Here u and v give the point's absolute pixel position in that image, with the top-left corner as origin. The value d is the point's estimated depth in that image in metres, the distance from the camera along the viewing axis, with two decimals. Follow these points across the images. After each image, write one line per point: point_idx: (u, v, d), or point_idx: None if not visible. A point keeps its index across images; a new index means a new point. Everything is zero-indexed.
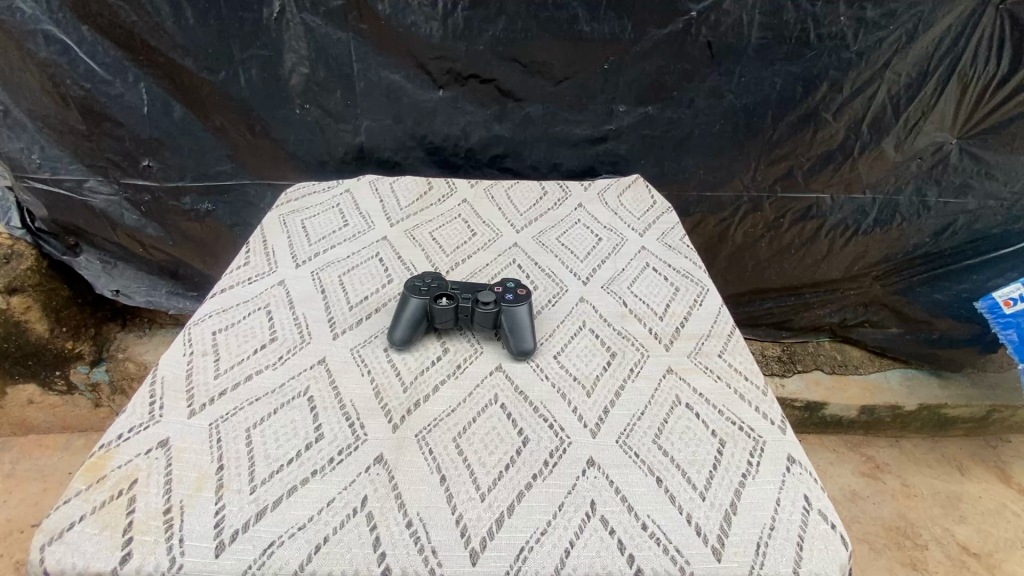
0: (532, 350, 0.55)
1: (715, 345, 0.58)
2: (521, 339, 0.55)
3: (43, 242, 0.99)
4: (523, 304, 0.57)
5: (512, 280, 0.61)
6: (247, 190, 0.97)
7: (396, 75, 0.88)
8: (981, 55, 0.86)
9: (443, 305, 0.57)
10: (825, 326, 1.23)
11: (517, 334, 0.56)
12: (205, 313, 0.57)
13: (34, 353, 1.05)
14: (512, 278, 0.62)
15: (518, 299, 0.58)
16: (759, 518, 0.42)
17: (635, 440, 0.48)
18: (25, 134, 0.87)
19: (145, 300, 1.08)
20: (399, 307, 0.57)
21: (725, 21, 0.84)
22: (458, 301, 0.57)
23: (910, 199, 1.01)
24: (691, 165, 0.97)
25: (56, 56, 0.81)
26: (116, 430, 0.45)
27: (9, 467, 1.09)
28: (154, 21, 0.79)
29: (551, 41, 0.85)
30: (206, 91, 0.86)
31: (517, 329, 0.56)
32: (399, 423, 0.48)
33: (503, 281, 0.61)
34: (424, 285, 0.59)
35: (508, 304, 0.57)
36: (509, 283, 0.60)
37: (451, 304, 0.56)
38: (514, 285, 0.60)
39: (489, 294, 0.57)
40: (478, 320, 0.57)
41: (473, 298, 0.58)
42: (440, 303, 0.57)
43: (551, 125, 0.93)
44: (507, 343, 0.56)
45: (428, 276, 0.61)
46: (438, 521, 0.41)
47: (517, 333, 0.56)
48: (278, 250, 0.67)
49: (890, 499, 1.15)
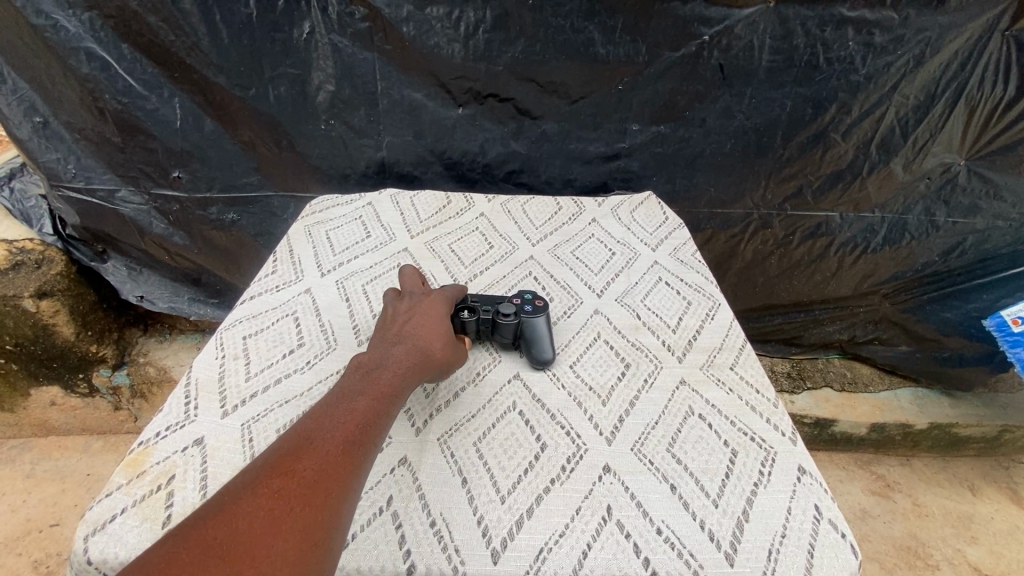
0: (551, 359, 0.57)
1: (727, 358, 0.59)
2: (540, 349, 0.57)
3: (73, 248, 1.04)
4: (540, 315, 0.59)
5: (530, 292, 0.63)
6: (271, 201, 1.01)
7: (418, 93, 0.91)
8: (988, 80, 0.87)
9: (464, 317, 0.58)
10: (835, 342, 1.25)
11: (537, 346, 0.57)
12: (236, 319, 0.60)
13: (59, 356, 1.06)
14: (531, 291, 0.64)
15: (537, 309, 0.60)
16: (771, 526, 0.44)
17: (649, 448, 0.49)
18: (62, 145, 0.91)
19: (168, 306, 1.12)
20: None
21: (736, 45, 0.86)
22: (479, 313, 0.59)
23: (918, 218, 1.02)
24: (702, 183, 1.00)
25: (96, 72, 0.84)
26: (154, 429, 0.48)
27: (30, 468, 1.12)
28: (191, 40, 0.83)
29: (567, 62, 0.87)
30: (237, 107, 0.89)
31: (538, 339, 0.58)
32: (421, 427, 0.50)
33: (521, 293, 0.63)
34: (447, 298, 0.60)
35: (527, 315, 0.58)
36: (528, 295, 0.62)
37: (473, 317, 0.58)
38: (532, 296, 0.62)
39: (509, 304, 0.59)
40: (499, 332, 0.58)
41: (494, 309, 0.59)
42: (462, 315, 0.58)
43: (566, 143, 0.96)
44: (526, 353, 0.58)
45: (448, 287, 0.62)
46: (460, 521, 0.43)
47: (536, 343, 0.57)
48: (304, 260, 0.69)
49: (900, 518, 1.15)
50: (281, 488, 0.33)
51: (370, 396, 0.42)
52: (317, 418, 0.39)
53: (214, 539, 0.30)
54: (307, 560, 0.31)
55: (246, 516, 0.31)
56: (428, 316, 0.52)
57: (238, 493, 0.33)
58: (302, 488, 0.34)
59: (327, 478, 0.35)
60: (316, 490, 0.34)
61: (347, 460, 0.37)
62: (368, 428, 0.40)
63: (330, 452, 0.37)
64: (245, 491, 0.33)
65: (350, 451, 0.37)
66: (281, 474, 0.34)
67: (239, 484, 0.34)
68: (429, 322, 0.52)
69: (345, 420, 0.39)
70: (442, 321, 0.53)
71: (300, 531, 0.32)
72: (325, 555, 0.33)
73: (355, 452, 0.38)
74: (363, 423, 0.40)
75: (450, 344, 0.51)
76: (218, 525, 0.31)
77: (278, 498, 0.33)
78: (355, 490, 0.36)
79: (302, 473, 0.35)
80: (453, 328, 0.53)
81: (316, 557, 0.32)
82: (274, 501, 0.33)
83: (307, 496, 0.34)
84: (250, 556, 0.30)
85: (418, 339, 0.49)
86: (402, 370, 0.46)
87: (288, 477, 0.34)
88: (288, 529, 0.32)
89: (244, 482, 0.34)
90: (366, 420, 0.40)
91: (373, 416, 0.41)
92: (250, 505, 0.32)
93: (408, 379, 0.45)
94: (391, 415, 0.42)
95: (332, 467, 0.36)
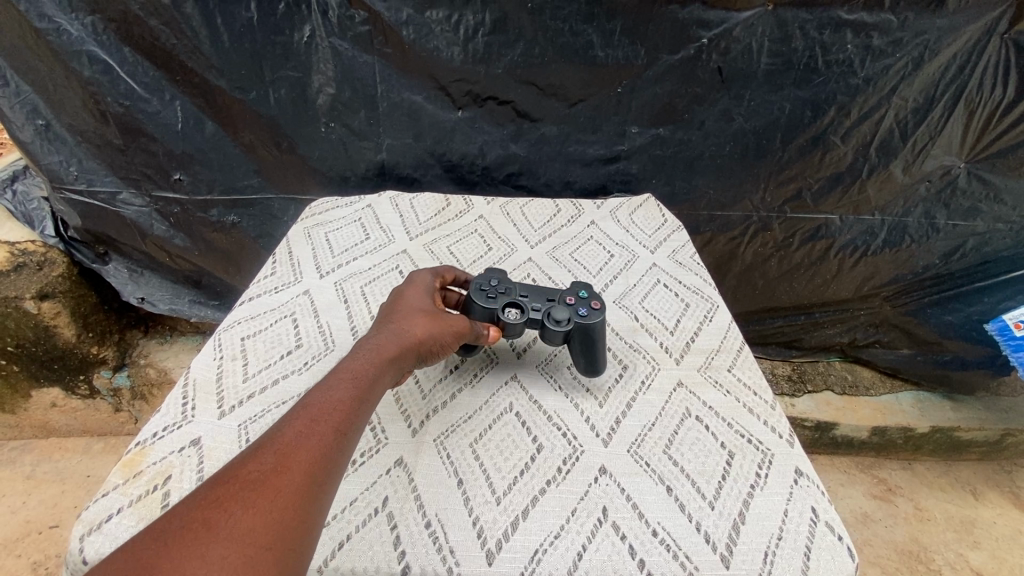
0: (601, 368, 0.55)
1: (724, 360, 0.59)
2: (593, 358, 0.54)
3: (75, 250, 1.04)
4: (597, 318, 0.55)
5: (586, 287, 0.58)
6: (271, 204, 1.02)
7: (418, 96, 0.91)
8: (987, 82, 0.87)
9: (513, 317, 0.55)
10: (835, 346, 1.24)
11: (592, 358, 0.54)
12: (234, 320, 0.60)
13: (60, 357, 1.06)
14: (587, 283, 0.59)
15: (592, 313, 0.55)
16: (767, 528, 0.44)
17: (646, 450, 0.49)
18: (64, 147, 0.92)
19: (169, 307, 1.13)
20: (468, 310, 0.56)
21: (735, 48, 0.86)
22: (528, 313, 0.56)
23: (918, 220, 1.02)
24: (701, 185, 1.00)
25: (99, 76, 0.85)
26: (151, 429, 0.48)
27: (30, 469, 1.12)
28: (192, 44, 0.83)
29: (566, 65, 0.87)
30: (238, 110, 0.90)
31: (592, 350, 0.54)
32: (418, 428, 0.50)
33: (576, 288, 0.58)
34: (494, 289, 0.56)
35: (581, 321, 0.54)
36: (583, 292, 0.57)
37: (521, 319, 0.55)
38: (588, 295, 0.57)
39: (563, 310, 0.55)
40: (549, 336, 0.56)
41: (545, 311, 0.56)
42: (509, 315, 0.55)
43: (565, 145, 0.97)
44: (579, 360, 0.55)
45: (491, 275, 0.58)
46: (455, 522, 0.43)
47: (590, 352, 0.54)
48: (303, 262, 0.70)
49: (902, 522, 1.14)
50: (224, 494, 0.31)
51: (330, 390, 0.40)
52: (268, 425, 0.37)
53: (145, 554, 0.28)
54: (254, 563, 0.29)
55: (182, 526, 0.29)
56: (401, 307, 0.50)
57: (177, 506, 0.31)
58: (246, 491, 0.31)
59: (276, 478, 0.33)
60: (263, 490, 0.32)
61: (301, 456, 0.34)
62: (325, 421, 0.37)
63: (281, 451, 0.34)
64: (183, 504, 0.31)
65: (305, 447, 0.35)
66: (224, 481, 0.32)
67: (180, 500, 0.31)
68: (401, 312, 0.49)
69: (300, 416, 0.37)
70: (415, 306, 0.50)
71: (244, 533, 0.29)
72: (281, 559, 0.30)
73: (311, 447, 0.35)
74: (319, 416, 0.37)
75: (429, 328, 0.48)
76: (150, 537, 0.29)
77: (219, 505, 0.30)
78: (314, 488, 0.34)
79: (246, 476, 0.32)
80: (431, 309, 0.50)
81: (268, 561, 0.29)
82: (213, 508, 0.30)
83: (252, 498, 0.31)
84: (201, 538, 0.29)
85: (387, 329, 0.47)
86: (368, 360, 0.43)
87: (232, 482, 0.32)
88: (228, 534, 0.29)
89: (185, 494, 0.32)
90: (323, 413, 0.38)
91: (332, 408, 0.38)
92: (188, 515, 0.30)
93: (377, 368, 0.43)
94: (355, 407, 0.39)
95: (284, 465, 0.33)
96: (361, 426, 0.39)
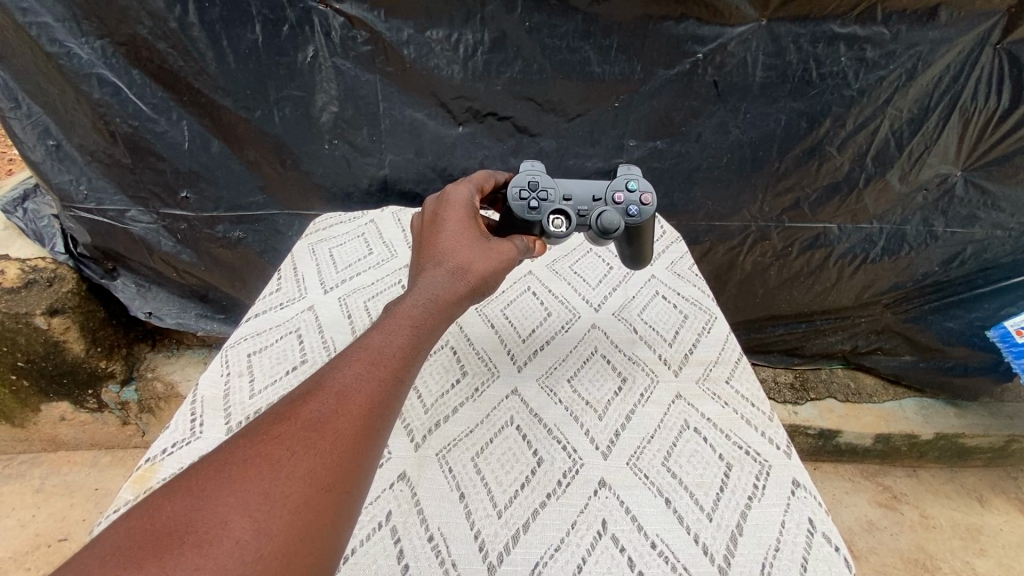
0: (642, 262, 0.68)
1: (722, 371, 0.60)
2: (639, 253, 0.66)
3: (84, 266, 1.06)
4: (644, 218, 0.61)
5: (633, 179, 0.61)
6: (276, 219, 1.04)
7: (419, 113, 0.93)
8: (981, 92, 0.87)
9: (560, 227, 0.59)
10: (837, 353, 1.25)
11: (640, 249, 0.65)
12: (241, 336, 0.62)
13: (69, 372, 1.08)
14: (634, 171, 0.62)
15: (640, 213, 0.61)
16: (764, 539, 0.45)
17: (644, 461, 0.50)
18: (75, 167, 0.94)
19: (176, 321, 1.15)
20: (517, 222, 0.59)
21: (731, 62, 0.87)
22: (576, 218, 0.60)
23: (916, 228, 1.03)
24: (699, 197, 1.02)
25: (108, 97, 0.87)
26: (161, 445, 0.50)
27: (39, 482, 1.13)
28: (199, 66, 0.85)
29: (564, 81, 0.89)
30: (243, 128, 0.92)
31: (639, 244, 0.64)
32: (420, 442, 0.51)
33: (624, 181, 0.61)
34: (539, 199, 0.59)
35: (630, 223, 0.61)
36: (632, 186, 0.61)
37: (569, 229, 0.59)
38: (636, 188, 0.61)
39: (613, 216, 0.59)
40: (597, 239, 0.61)
41: (595, 215, 0.60)
42: (557, 225, 0.59)
43: (564, 159, 0.98)
44: (627, 250, 0.66)
45: (536, 181, 0.60)
46: (458, 536, 0.44)
47: (638, 249, 0.65)
48: (307, 277, 0.71)
49: (907, 530, 1.13)
50: (285, 431, 0.32)
51: (386, 336, 0.40)
52: (326, 364, 0.38)
53: (213, 481, 0.29)
54: (314, 503, 0.30)
55: (246, 459, 0.31)
56: (451, 243, 0.49)
57: (241, 436, 0.32)
58: (306, 432, 0.32)
59: (335, 421, 0.34)
60: (323, 432, 0.33)
61: (357, 401, 0.35)
62: (383, 367, 0.38)
63: (341, 393, 0.35)
64: (249, 435, 0.32)
65: (362, 393, 0.36)
66: (286, 418, 0.33)
67: (245, 429, 0.33)
68: (452, 252, 0.48)
69: (356, 359, 0.38)
70: (467, 247, 0.49)
71: (304, 472, 0.31)
72: (338, 499, 0.31)
73: (368, 393, 0.36)
74: (377, 361, 0.38)
75: (477, 274, 0.48)
76: (216, 465, 0.30)
77: (281, 442, 0.32)
78: (369, 433, 0.35)
79: (307, 416, 0.33)
80: (482, 252, 0.50)
81: (326, 500, 0.31)
82: (275, 444, 0.32)
83: (311, 439, 0.32)
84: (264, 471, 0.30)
85: (440, 273, 0.47)
86: (423, 307, 0.43)
87: (293, 421, 0.33)
88: (289, 471, 0.31)
89: (248, 427, 0.33)
90: (381, 358, 0.38)
91: (388, 355, 0.39)
92: (253, 448, 0.31)
93: (431, 317, 0.43)
94: (410, 355, 0.40)
95: (342, 409, 0.34)
96: (415, 373, 0.40)
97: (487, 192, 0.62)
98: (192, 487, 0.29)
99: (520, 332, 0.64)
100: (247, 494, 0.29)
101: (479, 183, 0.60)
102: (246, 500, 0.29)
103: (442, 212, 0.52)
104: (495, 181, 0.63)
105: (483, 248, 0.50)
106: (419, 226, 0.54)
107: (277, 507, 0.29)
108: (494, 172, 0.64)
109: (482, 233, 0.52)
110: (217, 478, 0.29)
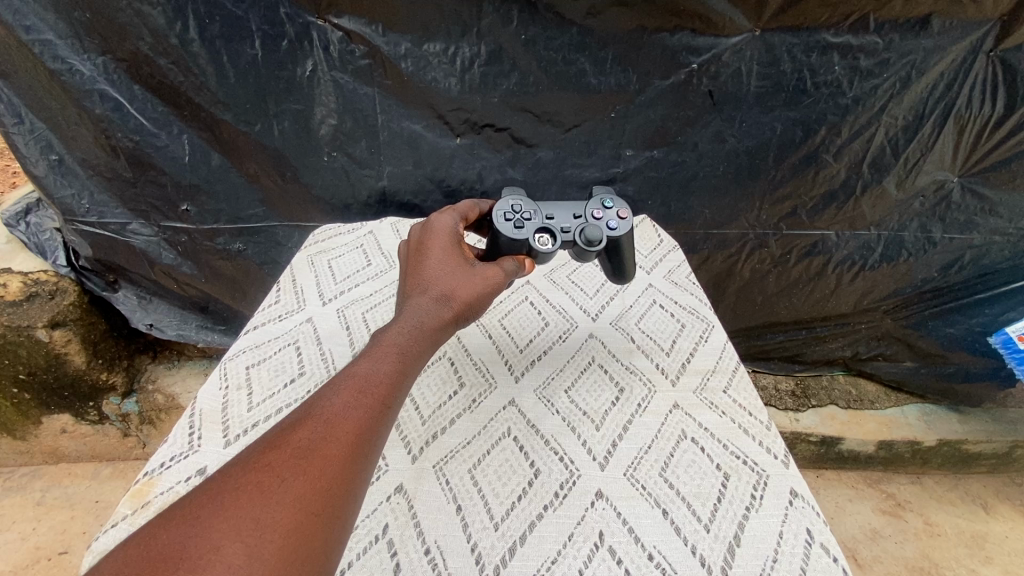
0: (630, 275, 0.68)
1: (719, 381, 0.60)
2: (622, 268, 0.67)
3: (86, 279, 1.07)
4: (625, 232, 0.63)
5: (608, 197, 0.64)
6: (276, 231, 1.05)
7: (417, 125, 0.94)
8: (976, 98, 0.87)
9: (547, 244, 0.59)
10: (838, 360, 1.24)
11: (619, 264, 0.65)
12: (240, 348, 0.62)
13: (71, 384, 1.08)
14: (609, 191, 0.65)
15: (620, 225, 0.62)
16: (762, 551, 0.45)
17: (642, 473, 0.50)
18: (77, 181, 0.95)
19: (176, 333, 1.16)
20: (503, 242, 0.59)
21: (725, 72, 0.88)
22: (560, 235, 0.60)
23: (915, 235, 1.03)
24: (696, 205, 1.02)
25: (110, 113, 0.88)
26: (160, 459, 0.50)
27: (40, 495, 1.13)
28: (199, 81, 0.86)
29: (560, 93, 0.90)
30: (243, 142, 0.93)
31: (621, 259, 0.65)
32: (418, 454, 0.51)
33: (600, 200, 0.64)
34: (522, 219, 0.60)
35: (612, 236, 0.62)
36: (607, 204, 0.63)
37: (556, 245, 0.59)
38: (612, 205, 0.63)
39: (595, 229, 0.60)
40: (582, 254, 0.62)
41: (577, 231, 0.61)
42: (543, 243, 0.59)
43: (562, 169, 1.00)
44: (610, 266, 0.66)
45: (518, 204, 0.61)
46: (455, 549, 0.44)
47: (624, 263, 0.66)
48: (306, 289, 0.71)
49: (912, 539, 1.13)
50: (276, 459, 0.33)
51: (373, 363, 0.40)
52: (315, 393, 0.38)
53: (205, 510, 0.29)
54: (304, 529, 0.30)
55: (239, 485, 0.31)
56: (436, 270, 0.49)
57: (234, 464, 0.33)
58: (297, 459, 0.33)
59: (326, 447, 0.34)
60: (314, 459, 0.33)
61: (347, 427, 0.35)
62: (371, 394, 0.38)
63: (330, 420, 0.35)
64: (240, 464, 0.32)
65: (350, 420, 0.36)
66: (276, 446, 0.33)
67: (237, 458, 0.33)
68: (437, 278, 0.49)
69: (344, 387, 0.38)
70: (452, 272, 0.49)
71: (295, 498, 0.31)
72: (328, 523, 0.31)
73: (357, 420, 0.36)
74: (366, 389, 0.38)
75: (462, 300, 0.48)
76: (210, 494, 0.30)
77: (273, 469, 0.32)
78: (358, 458, 0.35)
79: (297, 444, 0.34)
80: (467, 277, 0.49)
81: (316, 524, 0.31)
82: (266, 472, 0.32)
83: (302, 465, 0.33)
84: (257, 498, 0.30)
85: (426, 300, 0.47)
86: (408, 335, 0.44)
87: (283, 449, 0.33)
88: (282, 496, 0.31)
89: (241, 457, 0.33)
90: (369, 386, 0.38)
91: (376, 382, 0.39)
92: (245, 476, 0.31)
93: (416, 343, 0.43)
94: (398, 381, 0.40)
95: (333, 435, 0.35)
96: (403, 399, 0.40)
97: (472, 220, 0.62)
98: (185, 516, 0.29)
99: (518, 343, 0.64)
100: (240, 520, 0.29)
101: (464, 212, 0.60)
102: (238, 526, 0.29)
103: (426, 240, 0.52)
104: (481, 210, 0.63)
105: (469, 274, 0.50)
106: (404, 254, 0.54)
107: (268, 532, 0.29)
108: (477, 200, 0.64)
109: (466, 258, 0.52)
110: (211, 504, 0.30)
